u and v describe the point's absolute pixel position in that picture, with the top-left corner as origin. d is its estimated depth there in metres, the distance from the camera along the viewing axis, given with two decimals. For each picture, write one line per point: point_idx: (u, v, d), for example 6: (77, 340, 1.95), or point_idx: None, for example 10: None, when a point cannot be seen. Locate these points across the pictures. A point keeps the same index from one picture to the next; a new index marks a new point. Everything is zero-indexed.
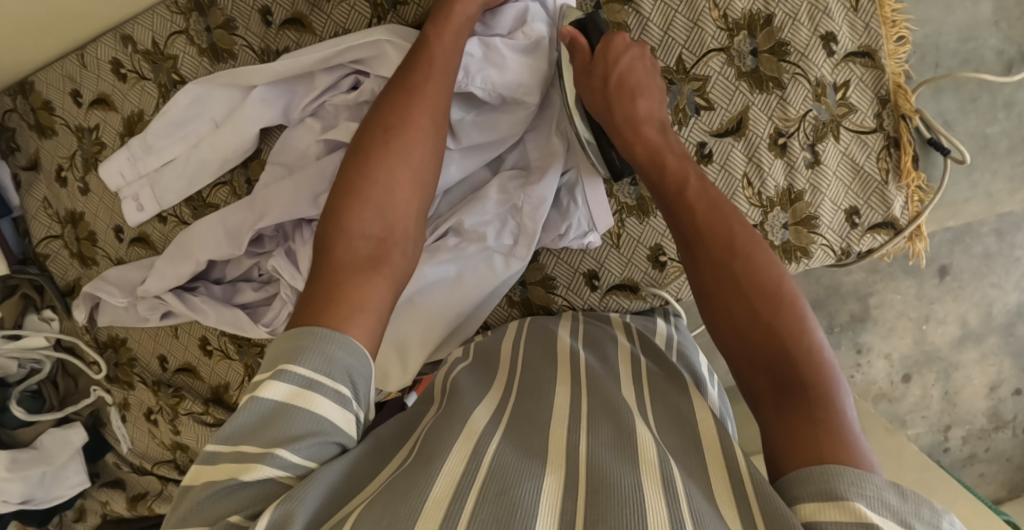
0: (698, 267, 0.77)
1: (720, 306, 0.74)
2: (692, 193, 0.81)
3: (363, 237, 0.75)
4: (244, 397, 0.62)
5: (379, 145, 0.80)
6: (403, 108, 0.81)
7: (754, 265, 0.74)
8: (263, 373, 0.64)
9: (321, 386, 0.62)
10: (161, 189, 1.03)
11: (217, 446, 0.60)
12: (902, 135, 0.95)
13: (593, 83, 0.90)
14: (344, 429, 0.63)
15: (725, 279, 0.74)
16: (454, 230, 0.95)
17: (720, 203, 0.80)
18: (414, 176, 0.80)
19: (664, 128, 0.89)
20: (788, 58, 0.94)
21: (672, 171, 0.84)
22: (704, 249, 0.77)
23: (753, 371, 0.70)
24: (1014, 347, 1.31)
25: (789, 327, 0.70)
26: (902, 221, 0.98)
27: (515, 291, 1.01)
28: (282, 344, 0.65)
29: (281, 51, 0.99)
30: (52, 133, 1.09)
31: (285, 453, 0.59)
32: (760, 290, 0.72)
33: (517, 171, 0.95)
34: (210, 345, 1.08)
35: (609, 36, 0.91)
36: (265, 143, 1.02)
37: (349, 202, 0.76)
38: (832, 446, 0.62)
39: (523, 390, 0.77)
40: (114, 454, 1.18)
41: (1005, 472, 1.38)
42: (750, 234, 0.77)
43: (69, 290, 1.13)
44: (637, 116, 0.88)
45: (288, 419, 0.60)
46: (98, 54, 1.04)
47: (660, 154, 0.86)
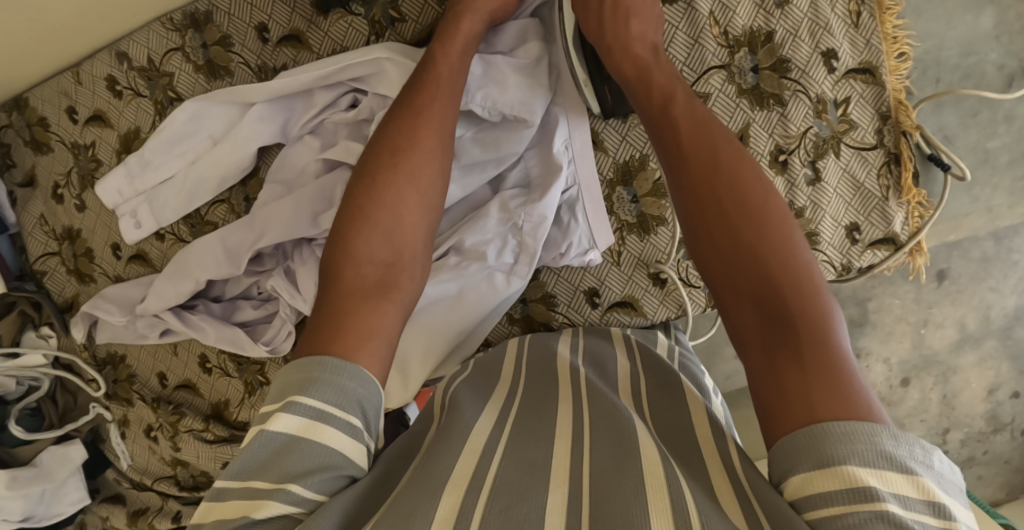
0: (682, 192, 0.75)
1: (705, 235, 0.72)
2: (677, 112, 0.79)
3: (371, 262, 0.74)
4: (253, 431, 0.61)
5: (385, 166, 0.78)
6: (410, 126, 0.80)
7: (745, 188, 0.72)
8: (272, 406, 0.63)
9: (333, 417, 0.62)
10: (159, 206, 1.03)
11: (226, 482, 0.59)
12: (902, 152, 0.95)
13: (589, 4, 0.87)
14: (356, 462, 0.63)
15: (710, 205, 0.72)
16: (455, 249, 0.94)
17: (710, 125, 0.77)
18: (422, 199, 0.78)
19: (657, 50, 0.86)
20: (789, 76, 0.94)
21: (659, 89, 0.82)
22: (689, 174, 0.75)
23: (740, 305, 0.69)
24: (1012, 350, 1.31)
25: (776, 258, 0.68)
26: (902, 236, 0.97)
27: (516, 309, 1.01)
28: (291, 376, 0.65)
29: (278, 68, 0.98)
30: (47, 149, 1.08)
31: (297, 488, 0.58)
32: (745, 216, 0.71)
33: (518, 190, 0.94)
34: (210, 363, 1.08)
35: None
36: (263, 161, 1.01)
37: (356, 226, 0.75)
38: (821, 393, 0.60)
39: (523, 406, 0.76)
40: (114, 470, 1.18)
41: (1003, 474, 1.39)
42: (739, 155, 0.75)
43: (67, 307, 1.12)
44: (628, 37, 0.85)
45: (299, 452, 0.60)
46: (94, 71, 1.02)
47: (648, 73, 0.83)
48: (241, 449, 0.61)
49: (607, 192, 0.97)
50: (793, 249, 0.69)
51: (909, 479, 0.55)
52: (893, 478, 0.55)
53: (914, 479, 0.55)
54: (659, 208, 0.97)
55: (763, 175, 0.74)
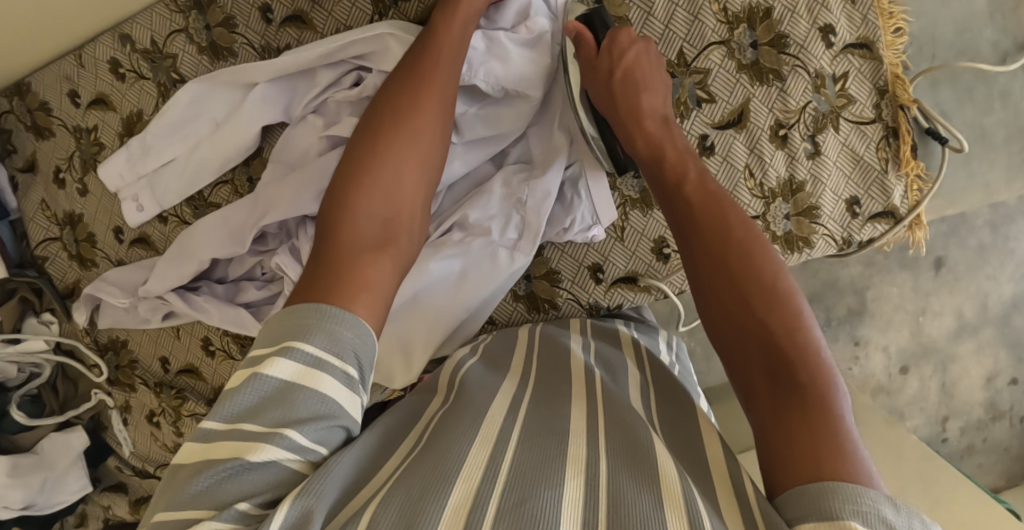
0: (696, 260, 0.78)
1: (716, 300, 0.75)
2: (690, 187, 0.83)
3: (371, 217, 0.74)
4: (245, 374, 0.60)
5: (387, 126, 0.79)
6: (411, 90, 0.81)
7: (754, 257, 0.75)
8: (264, 349, 0.62)
9: (329, 365, 0.61)
10: (161, 189, 1.03)
11: (215, 423, 0.58)
12: (900, 125, 0.97)
13: (598, 75, 0.92)
14: (350, 413, 0.63)
15: (722, 273, 0.75)
16: (459, 226, 0.95)
17: (719, 198, 0.81)
18: (422, 159, 0.79)
19: (668, 123, 0.90)
20: (788, 51, 0.95)
21: (672, 165, 0.86)
22: (702, 242, 0.78)
23: (748, 368, 0.70)
24: (1009, 337, 1.43)
25: (782, 324, 0.70)
26: (902, 210, 0.98)
27: (520, 285, 1.01)
28: (284, 320, 0.63)
29: (281, 48, 0.99)
30: (49, 134, 1.08)
31: (293, 435, 0.58)
32: (755, 283, 0.73)
33: (521, 165, 0.95)
34: (213, 345, 1.07)
35: (613, 29, 0.92)
36: (266, 142, 1.02)
37: (355, 179, 0.75)
38: (826, 450, 0.61)
39: (537, 393, 0.77)
40: (115, 457, 1.17)
41: (1003, 461, 1.49)
42: (747, 227, 0.78)
43: (68, 293, 1.11)
44: (640, 110, 0.90)
45: (294, 400, 0.59)
46: (96, 53, 1.03)
47: (661, 148, 0.88)
48: (229, 391, 0.59)
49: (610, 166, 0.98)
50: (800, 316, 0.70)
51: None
52: None
53: None
54: None
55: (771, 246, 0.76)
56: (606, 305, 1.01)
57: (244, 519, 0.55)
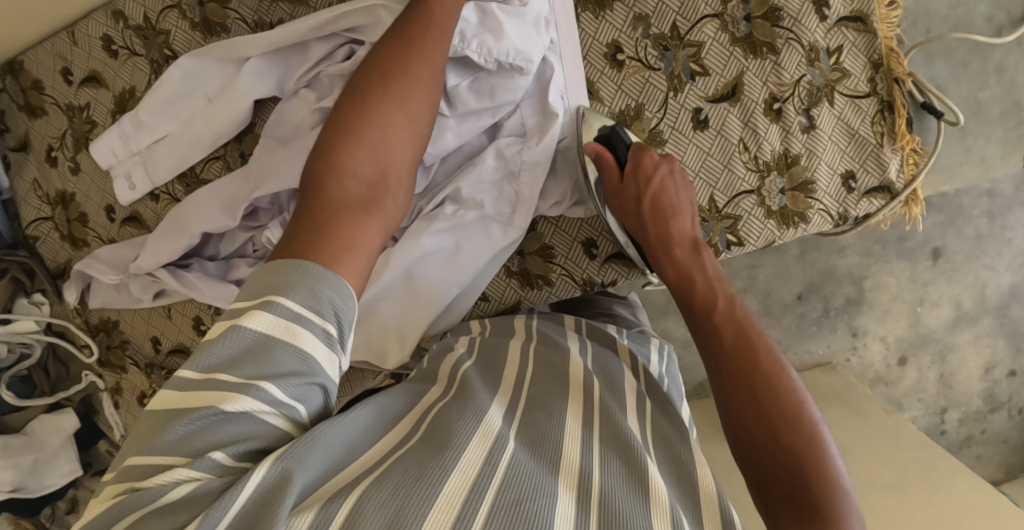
0: (725, 387, 0.77)
1: (744, 428, 0.74)
2: (719, 316, 0.82)
3: (356, 177, 0.73)
4: (224, 324, 0.59)
5: (376, 87, 0.78)
6: (401, 54, 0.80)
7: (784, 401, 0.74)
8: (244, 301, 0.61)
9: (309, 322, 0.60)
10: (154, 166, 1.03)
11: (190, 372, 0.57)
12: (895, 99, 0.96)
13: (627, 201, 0.92)
14: (328, 372, 0.62)
15: (752, 405, 0.74)
16: (452, 199, 0.94)
17: (747, 329, 0.80)
18: (410, 123, 0.79)
19: (696, 247, 0.90)
20: (781, 24, 0.95)
21: (700, 293, 0.86)
22: (730, 371, 0.77)
23: (774, 499, 0.69)
24: (1007, 328, 1.42)
25: (810, 460, 0.69)
26: (898, 185, 0.98)
27: (514, 261, 0.99)
28: (266, 274, 0.62)
29: (274, 22, 0.99)
30: (42, 113, 1.07)
31: (270, 389, 0.57)
32: (784, 418, 0.72)
33: (515, 138, 0.93)
34: (204, 325, 1.06)
35: (636, 150, 0.93)
36: (259, 117, 1.01)
37: (341, 141, 0.75)
38: None
39: (534, 390, 0.76)
40: (107, 442, 1.16)
41: (1002, 454, 1.49)
42: (777, 364, 0.76)
43: (59, 273, 1.11)
44: (670, 237, 0.91)
45: (273, 354, 0.58)
46: (89, 31, 1.03)
47: (690, 277, 0.88)
48: (206, 342, 0.58)
49: None
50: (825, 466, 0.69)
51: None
52: None
53: None
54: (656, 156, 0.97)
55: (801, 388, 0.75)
56: (600, 281, 1.00)
57: (219, 469, 0.54)
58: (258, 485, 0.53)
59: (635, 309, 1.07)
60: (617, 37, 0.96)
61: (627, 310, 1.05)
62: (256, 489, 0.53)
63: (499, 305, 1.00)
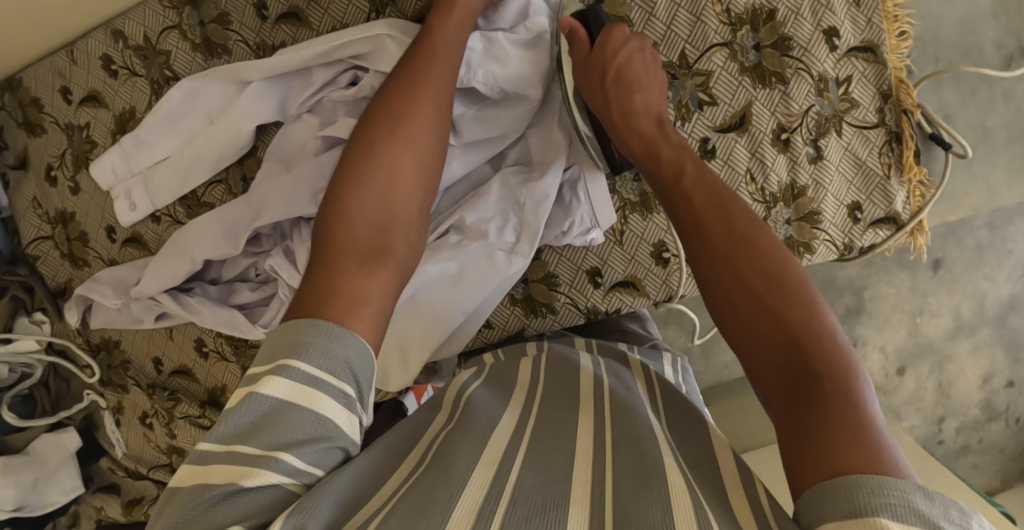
0: (697, 251, 0.75)
1: (721, 293, 0.72)
2: (689, 182, 0.81)
3: (365, 223, 0.73)
4: (242, 394, 0.60)
5: (384, 129, 0.78)
6: (406, 91, 0.80)
7: (756, 252, 0.72)
8: (260, 367, 0.62)
9: (324, 384, 0.61)
10: (154, 186, 1.02)
11: (211, 446, 0.58)
12: (903, 130, 0.95)
13: (592, 76, 0.91)
14: (348, 435, 0.63)
15: (725, 264, 0.72)
16: (456, 228, 0.93)
17: (718, 190, 0.78)
18: (418, 161, 0.79)
19: (662, 121, 0.89)
20: (791, 53, 0.94)
21: (669, 163, 0.84)
22: (704, 235, 0.76)
23: (764, 369, 0.66)
24: (1006, 339, 1.43)
25: (794, 311, 0.67)
26: (904, 215, 0.97)
27: (517, 289, 0.99)
28: (280, 337, 0.63)
29: (276, 45, 0.98)
30: (40, 131, 1.06)
31: (288, 458, 0.58)
32: (759, 271, 0.70)
33: (519, 167, 0.94)
34: (206, 347, 1.06)
35: (608, 28, 0.92)
36: (261, 141, 1.00)
37: (351, 186, 0.74)
38: (842, 440, 0.57)
39: (542, 411, 0.76)
40: (109, 458, 1.16)
41: (998, 462, 1.50)
42: (751, 222, 0.74)
43: (60, 292, 1.10)
44: (634, 109, 0.89)
45: (289, 420, 0.59)
46: (88, 49, 1.01)
47: (655, 146, 0.86)
48: (226, 413, 0.59)
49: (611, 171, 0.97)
50: (817, 317, 0.66)
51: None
52: None
53: None
54: None
55: (780, 243, 0.72)
56: (604, 310, 0.99)
57: None
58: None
59: (644, 323, 1.08)
60: None
61: (639, 325, 1.06)
62: None
63: (502, 332, 1.00)
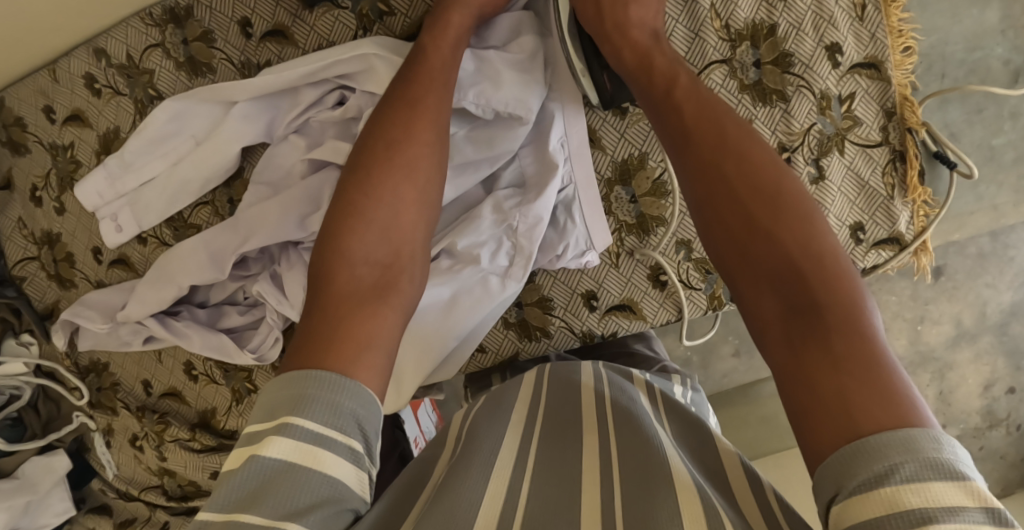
0: (690, 171, 0.72)
1: (715, 218, 0.70)
2: (682, 93, 0.76)
3: (367, 263, 0.72)
4: (245, 456, 0.59)
5: (381, 158, 0.76)
6: (406, 119, 0.77)
7: (753, 172, 0.69)
8: (262, 426, 0.61)
9: (331, 441, 0.60)
10: (141, 209, 0.99)
11: (214, 514, 0.57)
12: (908, 149, 0.93)
13: None
14: (358, 494, 0.61)
15: (721, 183, 0.70)
16: (447, 252, 0.91)
17: (713, 104, 0.75)
18: (420, 193, 0.77)
19: (657, 36, 0.83)
20: (792, 70, 0.91)
21: (661, 72, 0.79)
22: (697, 152, 0.72)
23: (761, 295, 0.65)
24: (1007, 346, 1.41)
25: (792, 236, 0.66)
26: (907, 236, 0.95)
27: (511, 313, 0.97)
28: (282, 392, 0.62)
29: (261, 64, 0.95)
30: (25, 150, 1.04)
31: (297, 528, 0.55)
32: (756, 193, 0.68)
33: (513, 190, 0.90)
34: (195, 370, 1.05)
35: None
36: (247, 161, 0.98)
37: (350, 224, 0.73)
38: (855, 379, 0.57)
39: (544, 434, 0.74)
40: (101, 480, 1.15)
41: (1000, 469, 1.47)
42: (749, 139, 0.72)
43: (47, 314, 1.08)
44: (627, 21, 0.83)
45: (296, 484, 0.57)
46: (71, 68, 0.99)
47: (648, 57, 0.81)
48: (228, 478, 0.58)
49: (605, 191, 0.94)
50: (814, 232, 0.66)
51: (960, 488, 0.49)
52: (944, 489, 0.49)
53: (969, 488, 0.49)
54: (659, 208, 0.94)
55: (774, 159, 0.71)
56: (600, 333, 0.97)
57: None
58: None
59: (650, 343, 1.08)
60: None
61: (645, 345, 1.06)
62: None
63: (496, 356, 0.98)
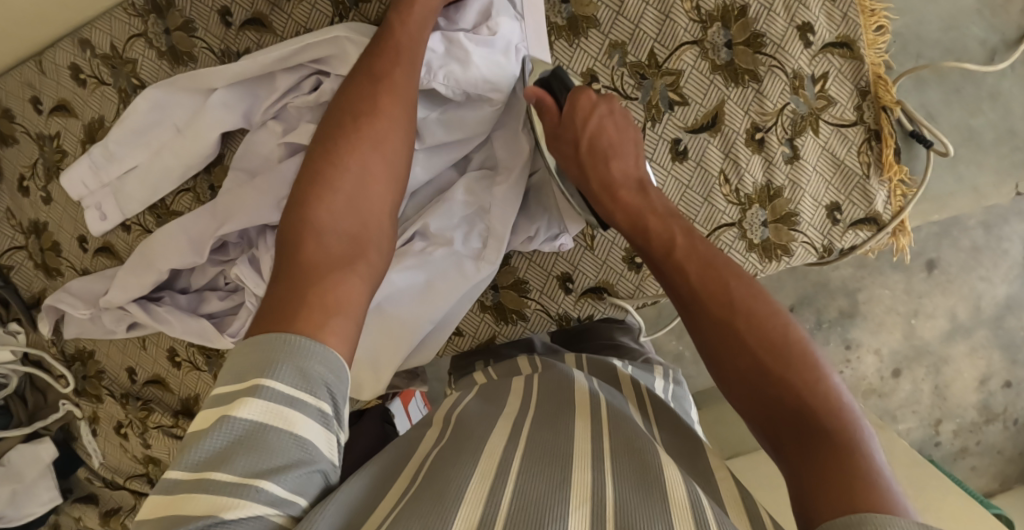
0: (698, 326, 0.73)
1: (725, 363, 0.70)
2: (680, 251, 0.78)
3: (336, 233, 0.73)
4: (214, 416, 0.59)
5: (349, 131, 0.78)
6: (371, 94, 0.80)
7: (754, 321, 0.70)
8: (229, 388, 0.60)
9: (301, 403, 0.60)
10: (124, 197, 1.01)
11: (184, 473, 0.57)
12: (883, 127, 0.92)
13: (565, 149, 0.87)
14: (326, 455, 0.62)
15: (725, 335, 0.70)
16: (421, 234, 0.91)
17: (709, 255, 0.76)
18: (388, 167, 0.79)
19: (643, 186, 0.85)
20: (764, 51, 0.91)
21: (655, 226, 0.81)
22: (701, 307, 0.73)
23: (775, 439, 0.65)
24: (1002, 339, 1.41)
25: (797, 377, 0.65)
26: (885, 216, 0.94)
27: (487, 296, 0.97)
28: (248, 352, 0.62)
29: (241, 52, 0.97)
30: (13, 141, 1.06)
31: (270, 487, 0.57)
32: (759, 339, 0.68)
33: (483, 171, 0.92)
34: (178, 356, 1.05)
35: (574, 91, 0.88)
36: (227, 148, 1.00)
37: (318, 195, 0.74)
38: (862, 494, 0.56)
39: (538, 414, 0.75)
40: (87, 469, 1.15)
41: (996, 464, 1.46)
42: (746, 286, 0.72)
43: (34, 303, 1.10)
44: (613, 181, 0.86)
45: (267, 444, 0.58)
46: (57, 59, 1.01)
47: (641, 217, 0.82)
48: (196, 436, 0.58)
49: None
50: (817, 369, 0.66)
51: None
52: None
53: None
54: None
55: (777, 306, 0.71)
56: (576, 316, 0.97)
57: None
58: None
59: (634, 330, 1.03)
60: (593, 66, 0.93)
61: (631, 334, 1.02)
62: None
63: (473, 340, 0.99)
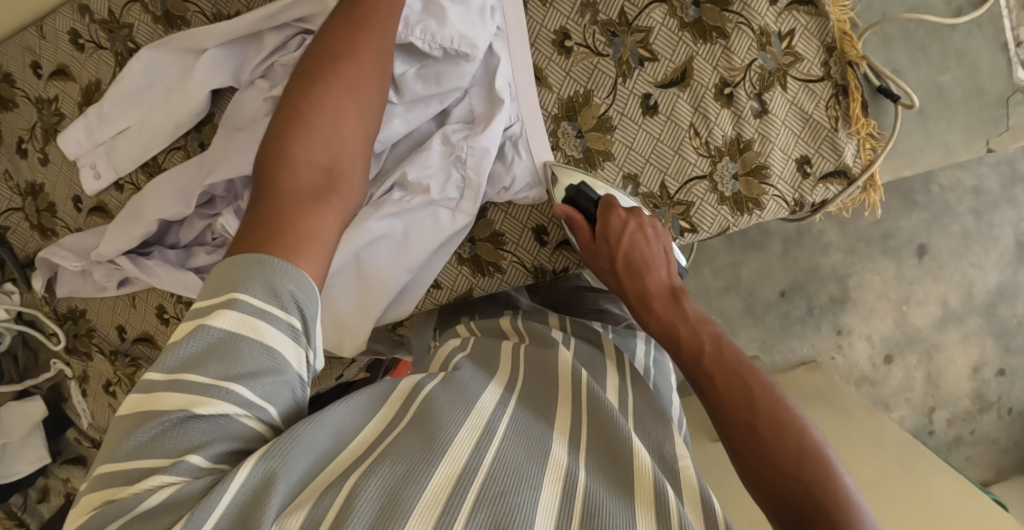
0: (724, 428, 0.74)
1: (749, 465, 0.70)
2: (710, 360, 0.79)
3: (309, 164, 0.75)
4: (190, 325, 0.61)
5: (327, 72, 0.81)
6: (350, 38, 0.83)
7: (777, 429, 0.71)
8: (205, 302, 0.63)
9: (271, 316, 0.62)
10: (116, 156, 1.05)
11: (159, 375, 0.60)
12: (849, 82, 0.94)
13: (603, 261, 0.92)
14: (296, 368, 0.64)
15: (751, 441, 0.71)
16: (400, 185, 0.94)
17: (738, 366, 0.77)
18: (361, 106, 0.81)
19: (675, 294, 0.88)
20: (730, 8, 0.95)
21: (686, 334, 0.82)
22: (728, 412, 0.74)
23: None
24: (994, 327, 1.40)
25: (818, 485, 0.66)
26: (855, 169, 0.96)
27: (465, 248, 0.99)
28: (225, 271, 0.64)
29: (232, 15, 1.01)
30: (13, 105, 1.10)
31: (241, 390, 0.60)
32: (782, 447, 0.70)
33: (461, 124, 0.93)
34: (167, 313, 1.07)
35: (604, 210, 0.92)
36: (217, 107, 1.03)
37: (295, 129, 0.77)
38: None
39: (529, 383, 0.76)
40: (75, 429, 1.18)
41: (991, 454, 1.44)
42: (771, 397, 0.73)
43: (28, 263, 1.14)
44: (647, 290, 0.88)
45: (238, 352, 0.60)
46: (57, 25, 1.06)
47: (672, 328, 0.84)
48: (172, 343, 0.61)
49: (552, 127, 0.98)
50: (834, 478, 0.67)
51: None
52: None
53: None
54: (605, 142, 0.97)
55: (799, 415, 0.72)
56: (552, 269, 0.99)
57: (197, 471, 0.57)
58: (243, 484, 0.56)
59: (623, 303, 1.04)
60: (565, 24, 0.97)
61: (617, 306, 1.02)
62: (243, 486, 0.56)
63: (451, 292, 1.01)
